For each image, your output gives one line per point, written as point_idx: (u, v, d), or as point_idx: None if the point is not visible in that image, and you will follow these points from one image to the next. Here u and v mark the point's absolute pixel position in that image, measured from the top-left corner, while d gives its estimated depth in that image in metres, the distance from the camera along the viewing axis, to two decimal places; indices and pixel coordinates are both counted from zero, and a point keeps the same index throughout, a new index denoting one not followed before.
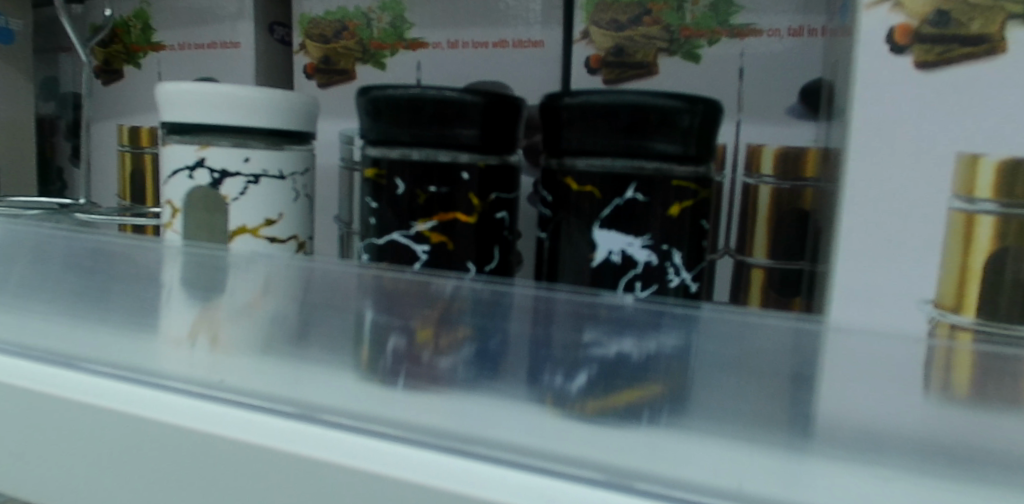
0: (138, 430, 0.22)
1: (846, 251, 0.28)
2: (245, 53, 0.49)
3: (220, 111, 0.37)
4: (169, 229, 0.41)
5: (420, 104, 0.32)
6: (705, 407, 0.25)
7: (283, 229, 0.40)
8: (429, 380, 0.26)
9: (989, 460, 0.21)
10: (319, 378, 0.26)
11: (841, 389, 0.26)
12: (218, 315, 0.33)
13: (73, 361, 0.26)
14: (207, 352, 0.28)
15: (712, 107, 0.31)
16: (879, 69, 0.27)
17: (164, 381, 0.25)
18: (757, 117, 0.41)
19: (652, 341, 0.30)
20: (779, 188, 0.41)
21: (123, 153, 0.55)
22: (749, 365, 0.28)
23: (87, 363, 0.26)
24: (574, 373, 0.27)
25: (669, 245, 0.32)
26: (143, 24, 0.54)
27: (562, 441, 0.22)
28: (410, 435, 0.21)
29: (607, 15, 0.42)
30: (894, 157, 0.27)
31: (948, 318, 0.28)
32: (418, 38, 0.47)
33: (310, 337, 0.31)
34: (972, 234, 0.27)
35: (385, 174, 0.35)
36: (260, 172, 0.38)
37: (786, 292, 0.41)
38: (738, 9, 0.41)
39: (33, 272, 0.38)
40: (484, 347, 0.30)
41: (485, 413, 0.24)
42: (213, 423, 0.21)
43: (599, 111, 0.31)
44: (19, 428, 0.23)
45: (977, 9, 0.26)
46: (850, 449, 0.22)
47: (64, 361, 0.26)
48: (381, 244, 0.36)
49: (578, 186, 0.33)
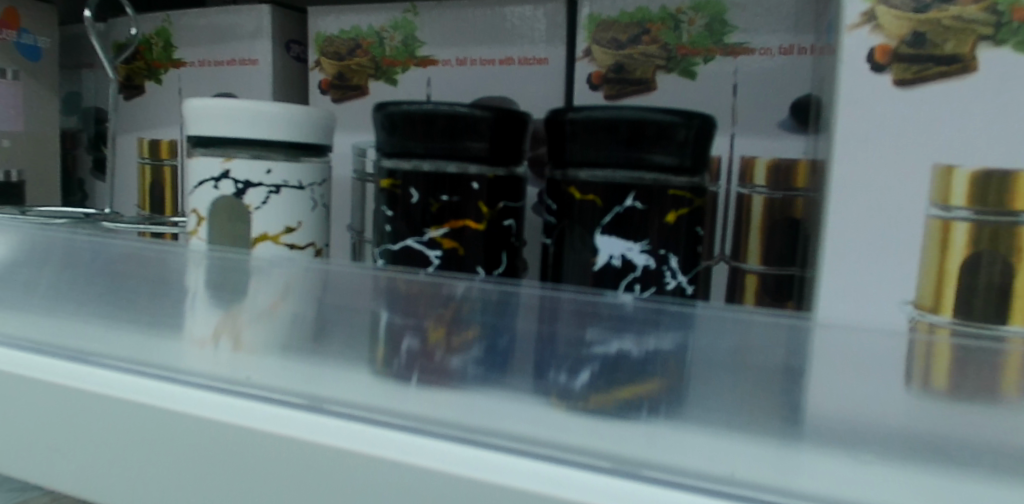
0: (172, 422, 0.23)
1: (833, 255, 0.30)
2: (263, 70, 0.52)
3: (244, 126, 0.39)
4: (194, 236, 0.43)
5: (432, 118, 0.35)
6: (700, 400, 0.26)
7: (301, 236, 0.42)
8: (441, 377, 0.28)
9: (960, 446, 0.23)
10: (339, 375, 0.28)
11: (827, 382, 0.28)
12: (240, 316, 0.35)
13: (84, 357, 0.29)
14: (231, 351, 0.30)
15: (706, 122, 0.33)
16: (863, 86, 0.29)
17: (196, 378, 0.27)
18: (751, 131, 0.44)
19: (651, 338, 0.32)
20: (772, 197, 0.43)
21: (143, 165, 0.57)
22: (741, 360, 0.30)
23: (95, 357, 0.28)
24: (578, 370, 0.29)
25: (666, 249, 0.35)
26: (164, 42, 0.56)
27: (569, 432, 0.23)
28: (428, 428, 0.23)
29: (608, 34, 0.44)
30: (876, 167, 0.29)
31: (927, 318, 0.30)
32: (428, 55, 0.50)
33: (327, 338, 0.33)
34: (948, 237, 0.29)
35: (399, 184, 0.37)
36: (281, 182, 0.40)
37: (779, 295, 0.43)
38: (732, 29, 0.44)
39: (64, 277, 0.40)
40: (493, 345, 0.32)
41: (497, 408, 0.25)
42: (241, 414, 0.23)
43: (601, 125, 0.33)
44: (61, 420, 0.25)
45: (951, 30, 0.29)
46: (832, 437, 0.23)
47: (76, 356, 0.28)
48: (396, 250, 0.38)
49: (581, 194, 0.35)
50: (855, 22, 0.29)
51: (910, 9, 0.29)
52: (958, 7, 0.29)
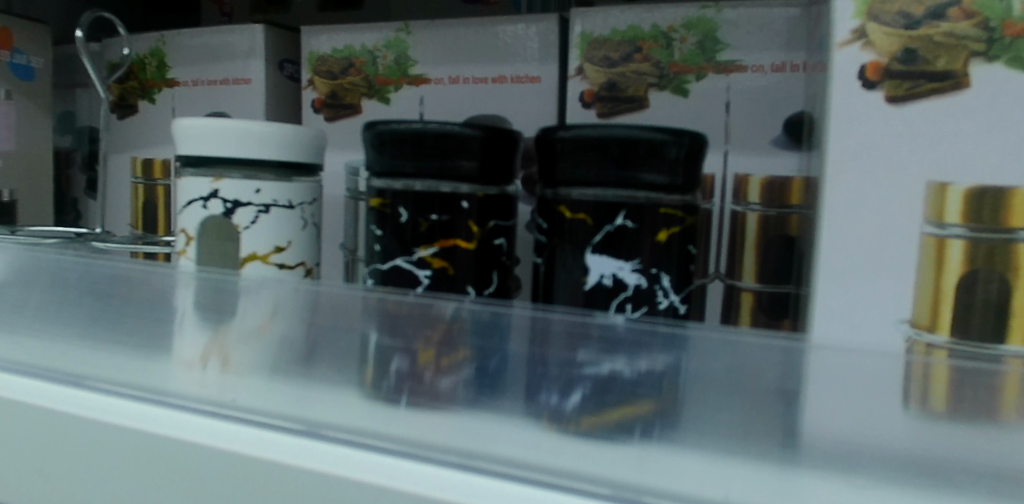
0: (156, 446, 0.23)
1: (825, 275, 0.30)
2: (257, 90, 0.52)
3: (233, 146, 0.38)
4: (183, 256, 0.42)
5: (422, 137, 0.34)
6: (692, 423, 0.26)
7: (291, 256, 0.42)
8: (430, 399, 0.28)
9: (959, 468, 0.22)
10: (326, 397, 0.27)
11: (821, 402, 0.27)
12: (228, 337, 0.35)
13: (80, 380, 0.28)
14: (218, 372, 0.30)
15: (696, 140, 0.33)
16: (854, 104, 0.29)
17: (178, 401, 0.26)
18: (744, 149, 0.43)
19: (644, 359, 0.31)
20: (766, 214, 0.42)
21: (137, 184, 0.57)
22: (736, 381, 0.30)
23: (93, 381, 0.28)
24: (569, 391, 0.28)
25: (658, 269, 0.34)
26: (158, 61, 0.56)
27: (559, 456, 0.23)
28: (414, 452, 0.22)
29: (600, 52, 0.44)
30: (869, 185, 0.29)
31: (925, 338, 0.30)
32: (421, 74, 0.49)
33: (316, 359, 0.32)
34: (943, 256, 0.29)
35: (389, 202, 0.37)
36: (270, 201, 0.40)
37: (775, 314, 0.42)
38: (724, 47, 0.43)
39: (52, 298, 0.39)
40: (483, 367, 0.31)
41: (485, 430, 0.25)
42: (225, 438, 0.23)
43: (591, 143, 0.32)
44: (41, 445, 0.25)
45: (942, 47, 0.28)
46: (827, 459, 0.23)
47: (72, 379, 0.28)
48: (385, 270, 0.38)
49: (571, 213, 0.34)
50: (845, 39, 0.29)
51: (900, 25, 0.29)
52: (949, 23, 0.28)
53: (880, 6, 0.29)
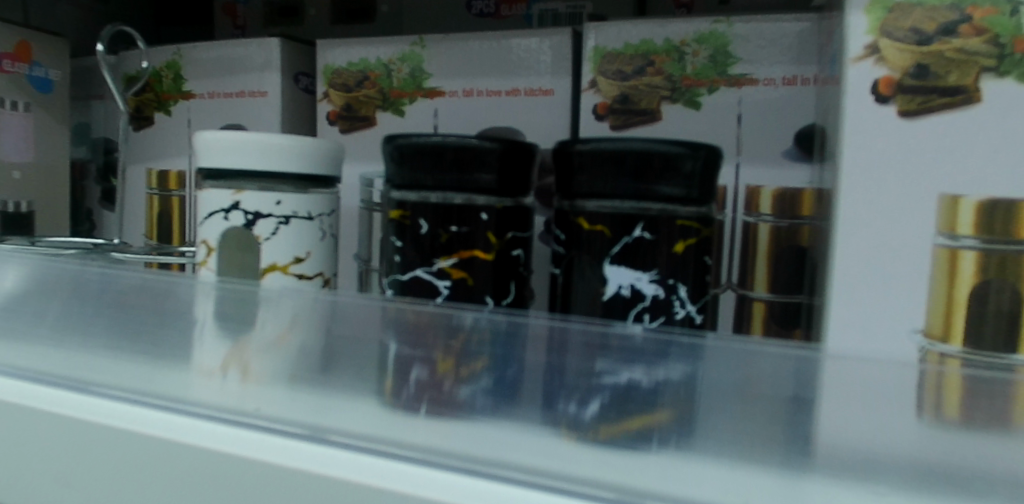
0: (179, 454, 0.23)
1: (841, 286, 0.30)
2: (272, 102, 0.53)
3: (254, 158, 0.39)
4: (203, 267, 0.43)
5: (441, 150, 0.35)
6: (710, 431, 0.26)
7: (309, 266, 0.42)
8: (449, 408, 0.28)
9: (974, 475, 0.22)
10: (346, 406, 0.28)
11: (836, 409, 0.28)
12: (249, 347, 0.35)
13: (85, 386, 0.29)
14: (238, 381, 0.30)
15: (711, 152, 0.33)
16: (867, 119, 0.30)
17: (202, 410, 0.27)
18: (755, 160, 0.44)
19: (661, 368, 0.32)
20: (778, 225, 0.43)
21: (152, 195, 0.57)
22: (751, 390, 0.30)
23: (97, 387, 0.29)
24: (588, 400, 0.29)
25: (675, 279, 0.35)
26: (174, 74, 0.57)
27: (578, 465, 0.23)
28: (433, 460, 0.23)
29: (613, 66, 0.45)
30: (883, 198, 0.30)
31: (937, 348, 0.30)
32: (435, 87, 0.50)
33: (335, 368, 0.33)
34: (955, 267, 0.29)
35: (408, 214, 0.37)
36: (290, 213, 0.41)
37: (787, 324, 0.43)
38: (735, 60, 0.44)
39: (73, 308, 0.40)
40: (502, 376, 0.32)
41: (504, 439, 0.25)
42: (247, 446, 0.23)
43: (608, 156, 0.33)
44: (65, 453, 0.25)
45: (954, 63, 0.29)
46: (844, 466, 0.23)
47: (78, 386, 0.29)
48: (405, 280, 0.39)
49: (589, 225, 0.35)
50: (858, 54, 0.30)
51: (912, 41, 0.30)
52: (961, 39, 0.29)
53: (893, 23, 0.30)
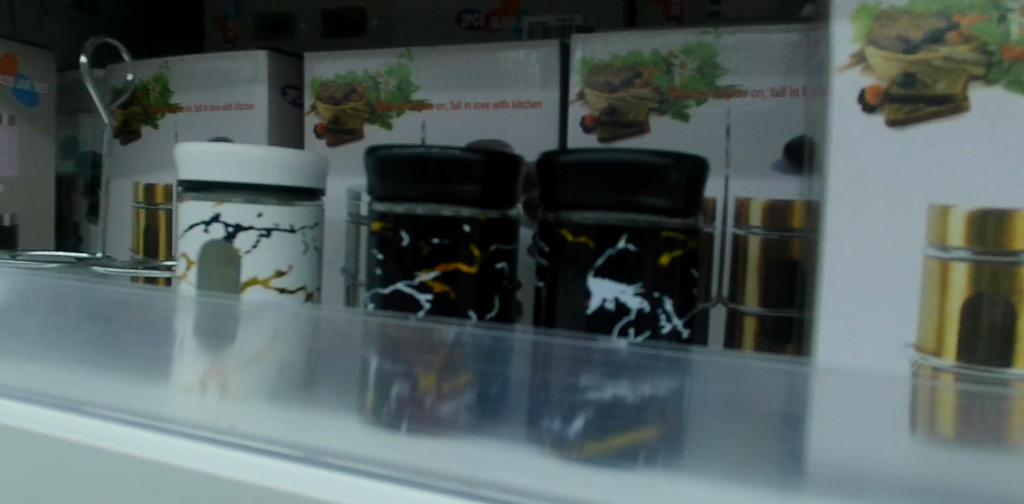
0: (151, 471, 0.23)
1: (829, 299, 0.30)
2: (260, 115, 0.53)
3: (235, 170, 0.39)
4: (183, 280, 0.42)
5: (423, 161, 0.34)
6: (698, 449, 0.26)
7: (291, 280, 0.42)
8: (431, 424, 0.27)
9: (969, 494, 0.22)
10: (327, 422, 0.27)
11: (827, 423, 0.27)
12: (227, 363, 0.34)
13: (78, 406, 0.28)
14: (216, 398, 0.30)
15: (697, 163, 0.33)
16: (854, 128, 0.29)
17: (175, 426, 0.26)
18: (745, 172, 0.43)
19: (647, 384, 0.31)
20: (768, 238, 0.43)
21: (138, 209, 0.57)
22: (740, 405, 0.29)
23: (91, 407, 0.28)
24: (572, 416, 0.28)
25: (660, 292, 0.34)
26: (161, 87, 0.56)
27: (560, 484, 0.23)
28: (412, 478, 0.22)
29: (600, 78, 0.44)
30: (870, 210, 0.29)
31: (931, 362, 0.29)
32: (423, 99, 0.50)
33: (316, 384, 0.32)
34: (947, 280, 0.29)
35: (390, 227, 0.37)
36: (272, 225, 0.40)
37: (779, 339, 0.42)
38: (724, 72, 0.44)
39: (52, 323, 0.39)
40: (485, 392, 0.31)
41: (486, 457, 0.25)
42: (219, 464, 0.23)
43: (592, 167, 0.33)
44: (46, 474, 0.24)
45: (942, 71, 0.29)
46: (834, 484, 0.22)
47: (54, 402, 0.28)
48: (386, 294, 0.38)
49: (573, 236, 0.34)
50: (844, 63, 0.30)
51: (899, 50, 0.29)
52: (948, 47, 0.29)
53: (879, 31, 0.29)
